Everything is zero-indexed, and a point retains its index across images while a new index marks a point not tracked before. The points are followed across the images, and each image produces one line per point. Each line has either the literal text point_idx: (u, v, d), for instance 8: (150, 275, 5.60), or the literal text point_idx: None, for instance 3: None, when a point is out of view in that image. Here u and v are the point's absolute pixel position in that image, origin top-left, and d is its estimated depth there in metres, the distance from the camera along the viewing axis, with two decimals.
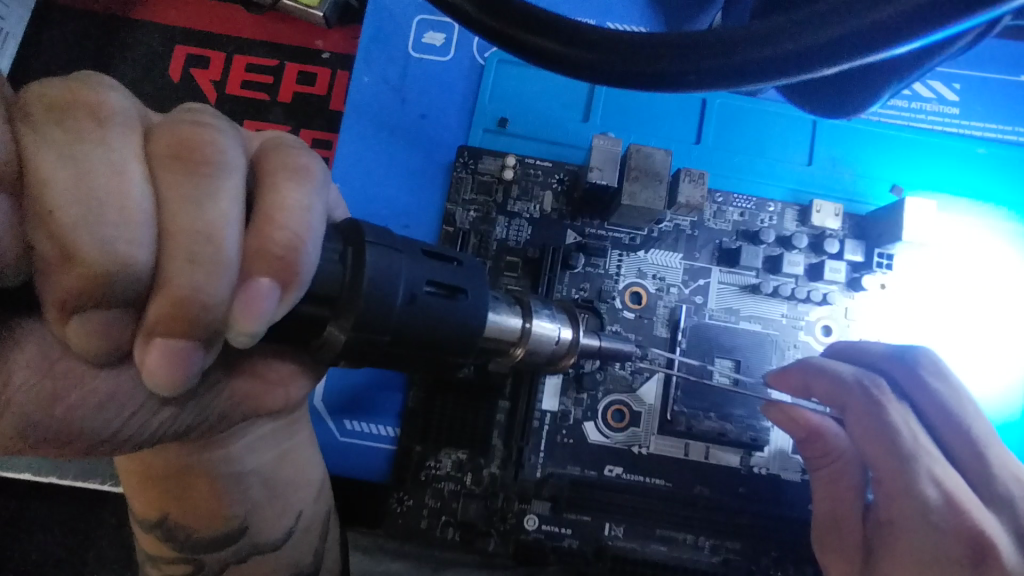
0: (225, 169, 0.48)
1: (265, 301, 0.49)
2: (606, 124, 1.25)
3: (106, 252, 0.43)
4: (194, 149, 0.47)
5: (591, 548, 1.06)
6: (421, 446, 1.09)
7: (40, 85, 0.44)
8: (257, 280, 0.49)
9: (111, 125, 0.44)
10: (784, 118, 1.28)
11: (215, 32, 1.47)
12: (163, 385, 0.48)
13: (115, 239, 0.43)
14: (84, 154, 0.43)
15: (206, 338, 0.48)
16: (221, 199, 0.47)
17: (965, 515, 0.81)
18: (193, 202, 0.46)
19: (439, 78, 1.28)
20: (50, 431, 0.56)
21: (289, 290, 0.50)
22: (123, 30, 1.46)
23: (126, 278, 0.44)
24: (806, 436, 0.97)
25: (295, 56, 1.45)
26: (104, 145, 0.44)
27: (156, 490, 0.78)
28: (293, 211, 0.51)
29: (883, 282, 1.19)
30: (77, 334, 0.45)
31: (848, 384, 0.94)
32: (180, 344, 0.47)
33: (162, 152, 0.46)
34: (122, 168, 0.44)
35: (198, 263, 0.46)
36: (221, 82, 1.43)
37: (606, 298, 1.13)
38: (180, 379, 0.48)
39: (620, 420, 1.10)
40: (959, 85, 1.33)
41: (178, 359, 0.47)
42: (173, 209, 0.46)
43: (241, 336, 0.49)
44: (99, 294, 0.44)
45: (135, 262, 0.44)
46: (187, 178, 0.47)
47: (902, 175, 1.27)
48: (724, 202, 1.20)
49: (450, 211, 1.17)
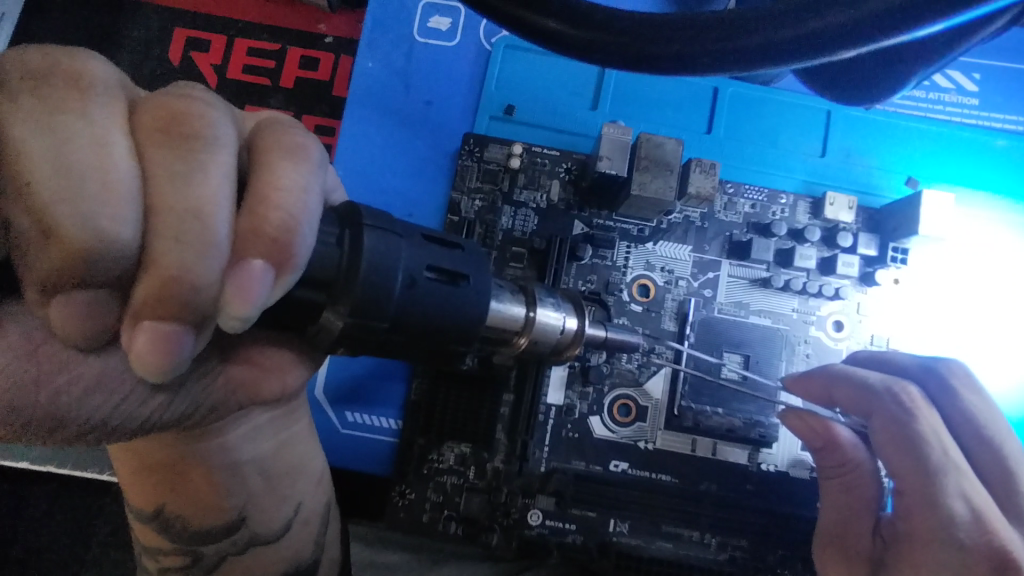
0: (214, 144, 0.46)
1: (259, 285, 0.46)
2: (614, 112, 1.22)
3: (89, 229, 0.41)
4: (182, 123, 0.45)
5: (595, 543, 1.04)
6: (423, 438, 1.07)
7: (18, 54, 0.42)
8: (250, 262, 0.46)
9: (94, 94, 0.43)
10: (798, 106, 1.25)
11: (213, 14, 1.44)
12: (152, 373, 0.45)
13: (98, 215, 0.41)
14: (65, 125, 0.41)
15: (196, 321, 0.45)
16: (210, 173, 0.45)
17: (992, 534, 0.79)
18: (181, 177, 0.44)
19: (443, 63, 1.25)
20: (34, 419, 0.53)
21: (284, 273, 0.48)
22: (121, 12, 1.43)
23: (110, 256, 0.42)
24: (822, 445, 0.98)
25: (295, 40, 1.43)
26: (86, 116, 0.42)
27: (154, 480, 0.77)
28: (289, 191, 0.49)
29: (897, 277, 1.16)
30: (58, 315, 0.43)
31: (876, 391, 0.92)
32: (167, 327, 0.44)
33: (149, 125, 0.45)
34: (103, 137, 0.42)
35: (187, 242, 0.44)
36: (220, 65, 1.40)
37: (614, 290, 1.11)
38: (169, 366, 0.44)
39: (626, 414, 1.08)
40: (979, 75, 1.30)
41: (166, 343, 0.44)
42: (160, 186, 0.44)
43: (233, 321, 0.46)
44: (82, 273, 0.42)
45: (120, 239, 0.42)
46: (175, 153, 0.45)
47: (919, 168, 1.24)
48: (735, 192, 1.17)
49: (455, 200, 1.15)
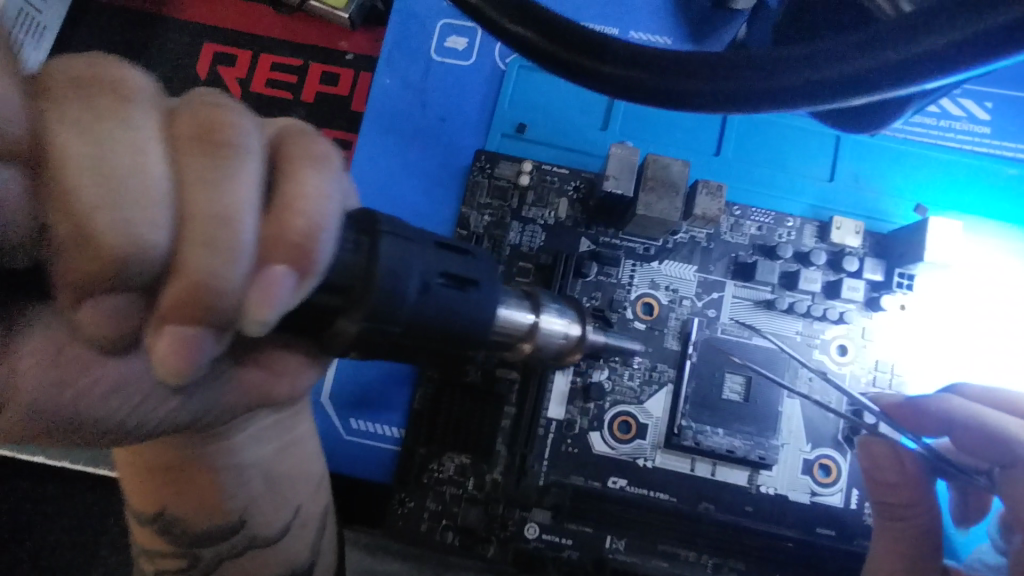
0: (245, 153, 0.44)
1: (280, 290, 0.45)
2: (623, 132, 1.25)
3: (125, 235, 0.40)
4: (216, 132, 0.43)
5: (591, 560, 1.05)
6: (425, 448, 1.09)
7: (60, 62, 0.40)
8: (272, 268, 0.45)
9: (132, 101, 0.40)
10: (808, 131, 1.26)
11: (240, 31, 1.50)
12: (172, 375, 0.45)
13: (132, 220, 0.40)
14: (104, 131, 0.39)
15: (219, 325, 0.45)
16: (239, 180, 0.43)
17: None
18: (211, 184, 0.42)
19: (459, 81, 1.29)
20: (55, 417, 0.56)
21: (306, 279, 0.46)
22: (153, 28, 1.49)
23: (141, 262, 0.41)
24: (896, 481, 0.98)
25: (318, 56, 1.47)
26: (124, 122, 0.40)
27: (154, 483, 0.79)
28: (313, 199, 0.47)
29: (903, 303, 1.16)
30: (90, 316, 0.44)
31: (1022, 441, 0.89)
32: (192, 332, 0.44)
33: (186, 133, 0.42)
34: (138, 138, 0.40)
35: (215, 248, 0.43)
36: (245, 80, 1.46)
37: (617, 308, 1.12)
38: (191, 367, 0.45)
39: (626, 431, 1.09)
40: (991, 104, 1.30)
41: (190, 347, 0.44)
42: (192, 193, 0.42)
43: (254, 326, 0.46)
44: (114, 278, 0.41)
45: (153, 246, 0.41)
46: (208, 161, 0.42)
47: (928, 195, 1.24)
48: (742, 215, 1.18)
49: (464, 215, 1.17)
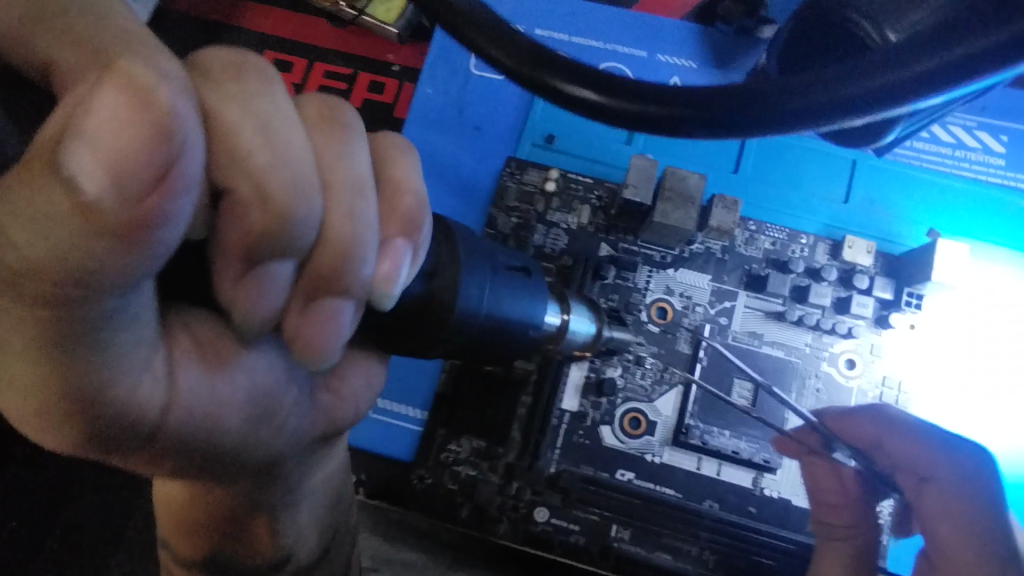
0: (355, 128, 0.48)
1: (404, 253, 0.51)
2: (646, 147, 1.32)
3: (292, 186, 0.41)
4: (336, 111, 0.48)
5: (597, 546, 1.10)
6: (444, 429, 1.16)
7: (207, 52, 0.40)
8: (393, 236, 0.51)
9: (276, 82, 0.42)
10: (824, 154, 1.32)
11: (299, 40, 1.62)
12: (319, 358, 0.49)
13: (299, 182, 0.41)
14: (262, 108, 0.40)
15: (362, 296, 0.49)
16: (360, 151, 0.48)
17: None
18: (346, 150, 0.47)
19: (496, 93, 1.38)
20: (190, 432, 0.50)
21: (418, 245, 0.53)
22: (219, 34, 1.62)
23: (298, 231, 0.42)
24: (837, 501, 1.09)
25: (367, 67, 1.59)
26: (271, 96, 0.41)
27: (200, 524, 0.74)
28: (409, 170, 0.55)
29: (912, 322, 1.20)
30: (244, 294, 0.43)
31: (953, 467, 1.02)
32: (339, 299, 0.47)
33: (314, 113, 0.47)
34: (288, 125, 0.41)
35: (358, 219, 0.46)
36: (300, 85, 1.57)
37: (632, 309, 1.19)
38: (338, 343, 0.49)
39: (636, 427, 1.14)
40: (1005, 137, 1.34)
41: (338, 320, 0.48)
42: (330, 160, 0.46)
43: (385, 296, 0.50)
44: (276, 240, 0.42)
45: (303, 213, 0.42)
46: (337, 137, 0.47)
47: (940, 220, 1.28)
48: (757, 229, 1.24)
49: (493, 215, 1.26)
